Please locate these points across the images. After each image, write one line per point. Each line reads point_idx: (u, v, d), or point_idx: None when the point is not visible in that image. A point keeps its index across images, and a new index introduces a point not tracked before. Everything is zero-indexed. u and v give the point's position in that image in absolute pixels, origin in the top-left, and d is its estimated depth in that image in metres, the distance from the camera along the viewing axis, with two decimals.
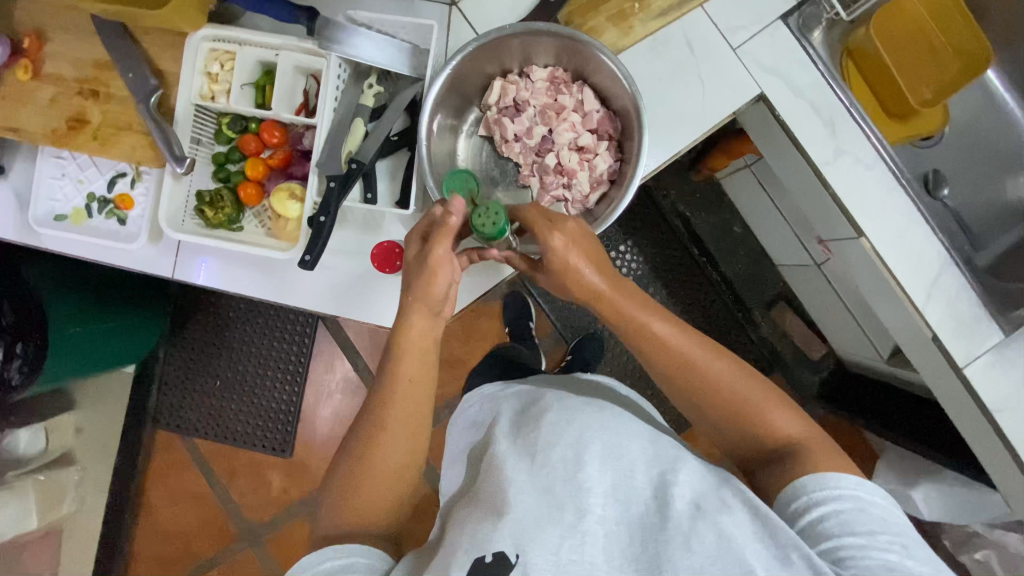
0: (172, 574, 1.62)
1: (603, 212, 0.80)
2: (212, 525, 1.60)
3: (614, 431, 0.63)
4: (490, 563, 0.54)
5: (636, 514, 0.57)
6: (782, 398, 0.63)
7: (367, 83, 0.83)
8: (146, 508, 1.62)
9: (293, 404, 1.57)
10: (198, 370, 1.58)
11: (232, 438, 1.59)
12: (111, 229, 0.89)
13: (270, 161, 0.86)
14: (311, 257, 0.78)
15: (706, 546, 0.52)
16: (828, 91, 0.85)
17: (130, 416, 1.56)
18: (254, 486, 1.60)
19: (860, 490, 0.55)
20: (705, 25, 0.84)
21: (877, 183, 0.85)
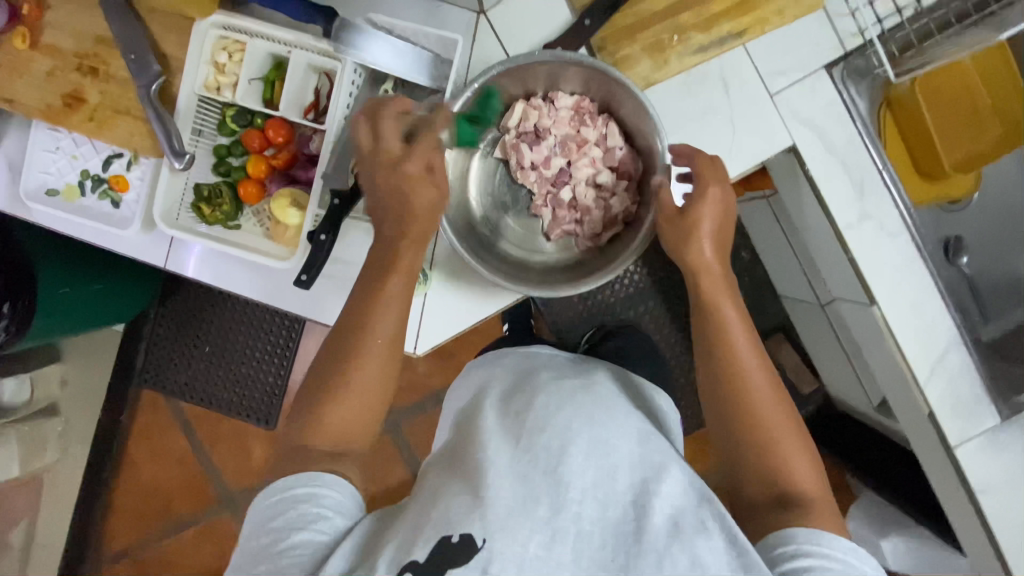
0: (144, 531, 1.54)
1: (615, 256, 0.77)
2: (190, 486, 1.53)
3: (602, 424, 0.62)
4: (456, 544, 0.52)
5: (613, 519, 0.55)
6: (811, 450, 0.63)
7: (382, 89, 0.79)
8: (125, 463, 1.54)
9: (281, 379, 1.47)
10: (185, 335, 1.48)
11: (215, 404, 1.50)
12: (102, 210, 0.86)
13: (273, 160, 0.82)
14: (309, 277, 0.75)
15: (678, 570, 0.51)
16: (861, 150, 0.81)
17: (119, 373, 1.49)
18: (236, 453, 1.53)
19: (851, 556, 0.55)
20: (744, 66, 0.80)
21: (898, 253, 0.82)
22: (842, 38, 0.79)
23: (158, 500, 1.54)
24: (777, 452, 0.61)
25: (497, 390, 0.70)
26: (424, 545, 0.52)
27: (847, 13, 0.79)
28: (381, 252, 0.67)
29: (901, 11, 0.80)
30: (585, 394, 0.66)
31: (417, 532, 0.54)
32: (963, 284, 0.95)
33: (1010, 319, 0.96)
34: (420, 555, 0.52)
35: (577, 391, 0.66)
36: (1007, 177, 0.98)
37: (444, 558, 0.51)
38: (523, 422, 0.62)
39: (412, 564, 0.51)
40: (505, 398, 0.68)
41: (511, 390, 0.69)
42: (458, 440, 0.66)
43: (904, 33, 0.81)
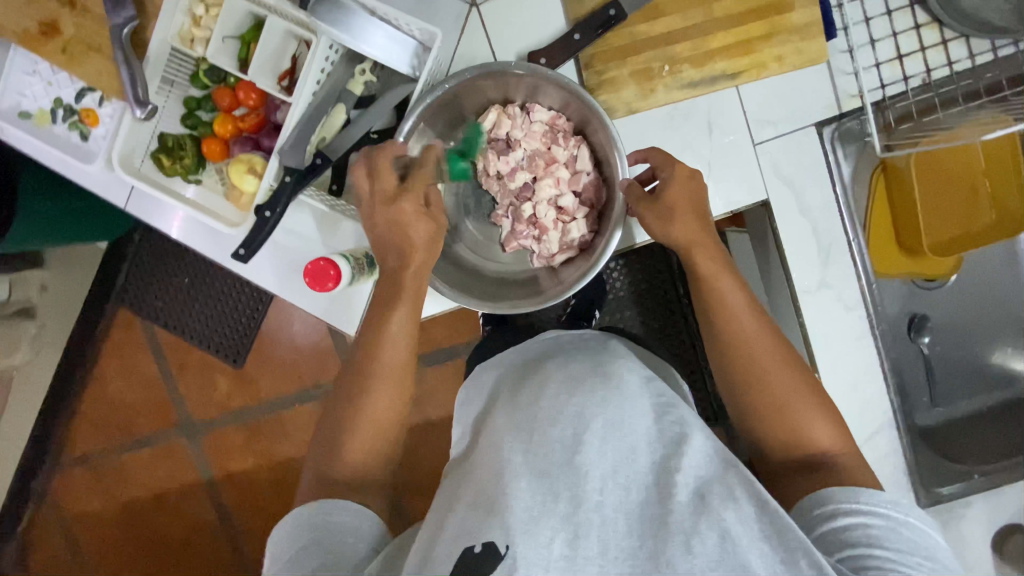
0: (109, 444, 1.42)
1: (565, 280, 0.75)
2: (153, 403, 1.38)
3: (618, 405, 0.58)
4: (477, 555, 0.49)
5: (637, 502, 0.52)
6: (825, 407, 0.62)
7: (359, 68, 0.76)
8: (97, 374, 1.40)
9: (257, 319, 1.33)
10: (166, 254, 1.33)
11: (187, 334, 1.35)
12: (69, 141, 0.84)
13: (241, 122, 0.81)
14: (246, 251, 0.78)
15: (707, 550, 0.47)
16: (835, 217, 0.79)
17: (97, 288, 1.36)
18: (201, 385, 1.37)
19: (893, 508, 0.54)
20: (732, 108, 0.77)
21: (851, 327, 0.80)
22: (840, 98, 0.77)
23: (120, 414, 1.40)
24: (794, 417, 0.62)
25: (510, 372, 0.70)
26: (445, 558, 0.49)
27: (851, 72, 0.76)
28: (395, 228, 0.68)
29: (908, 79, 0.76)
30: (597, 377, 0.62)
31: (431, 547, 0.51)
32: (918, 362, 0.94)
33: (960, 406, 0.95)
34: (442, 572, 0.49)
35: (586, 373, 0.62)
36: (993, 264, 0.94)
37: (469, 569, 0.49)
38: (534, 413, 0.59)
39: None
40: (513, 378, 0.68)
41: (520, 380, 0.66)
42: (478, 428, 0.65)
43: (905, 103, 0.77)
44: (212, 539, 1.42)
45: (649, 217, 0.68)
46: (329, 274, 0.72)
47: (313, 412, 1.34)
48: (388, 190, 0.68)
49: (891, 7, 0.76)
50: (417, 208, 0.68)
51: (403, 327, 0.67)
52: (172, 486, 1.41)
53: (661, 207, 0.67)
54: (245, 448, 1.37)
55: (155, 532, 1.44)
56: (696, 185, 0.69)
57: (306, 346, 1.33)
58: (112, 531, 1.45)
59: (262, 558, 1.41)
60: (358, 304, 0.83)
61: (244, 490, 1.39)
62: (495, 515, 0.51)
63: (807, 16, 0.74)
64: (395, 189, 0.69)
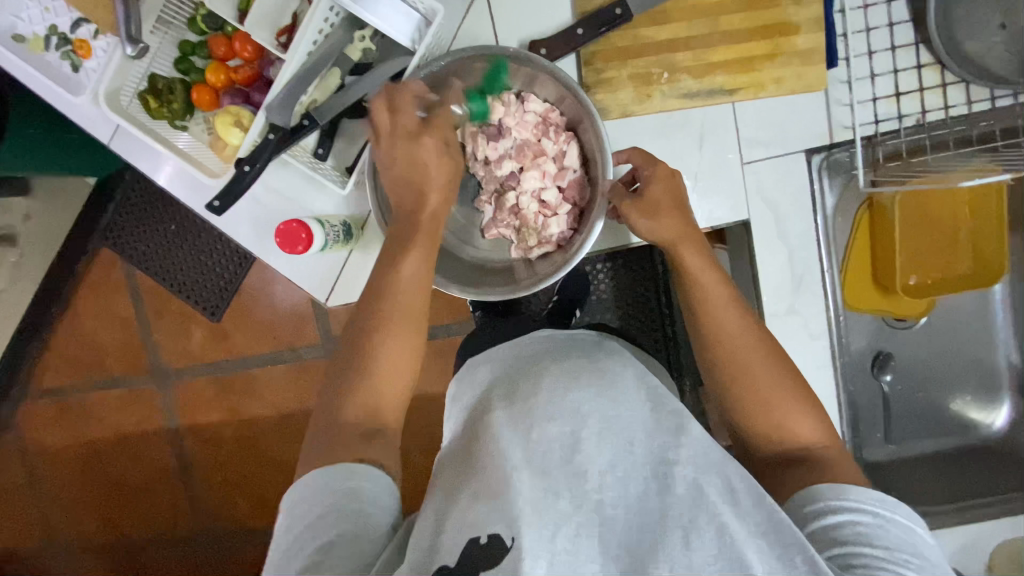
0: (77, 381, 1.41)
1: (540, 273, 0.75)
2: (127, 345, 1.38)
3: (616, 400, 0.59)
4: (482, 546, 0.48)
5: (636, 496, 0.52)
6: (812, 403, 0.60)
7: (359, 34, 0.75)
8: (73, 310, 1.39)
9: (237, 273, 1.31)
10: (154, 198, 1.31)
11: (166, 280, 1.33)
12: (59, 71, 0.82)
13: (233, 74, 0.81)
14: (220, 204, 0.77)
15: (705, 544, 0.47)
16: (813, 245, 0.79)
17: (80, 225, 1.33)
18: (176, 333, 1.36)
19: (882, 506, 0.52)
20: (726, 124, 0.77)
21: (815, 355, 0.81)
22: (832, 127, 0.77)
23: (92, 351, 1.39)
24: (777, 412, 0.60)
25: (507, 367, 0.70)
26: (450, 551, 0.49)
27: (847, 103, 0.76)
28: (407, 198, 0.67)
29: (902, 118, 0.76)
30: (593, 375, 0.62)
31: (439, 538, 0.50)
32: (876, 401, 0.95)
33: (916, 447, 0.96)
34: (448, 562, 0.48)
35: (584, 371, 0.63)
36: (963, 311, 0.94)
37: (473, 564, 0.48)
38: (533, 408, 0.59)
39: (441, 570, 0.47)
40: (508, 376, 0.68)
41: (514, 378, 0.66)
42: (478, 419, 0.64)
43: (895, 141, 0.77)
44: (171, 486, 1.42)
45: (634, 214, 0.66)
46: (300, 237, 0.72)
47: (283, 374, 1.34)
48: (409, 127, 0.66)
49: (896, 43, 0.76)
50: (433, 141, 0.66)
51: (415, 290, 0.64)
52: (137, 430, 1.41)
53: (644, 201, 0.66)
54: (212, 402, 1.37)
55: (115, 474, 1.44)
56: (678, 183, 0.68)
57: (283, 307, 1.32)
58: (71, 468, 1.45)
59: (217, 513, 1.41)
60: (334, 269, 0.83)
61: (208, 443, 1.39)
62: (497, 506, 0.50)
63: (812, 41, 0.74)
64: (416, 126, 0.66)
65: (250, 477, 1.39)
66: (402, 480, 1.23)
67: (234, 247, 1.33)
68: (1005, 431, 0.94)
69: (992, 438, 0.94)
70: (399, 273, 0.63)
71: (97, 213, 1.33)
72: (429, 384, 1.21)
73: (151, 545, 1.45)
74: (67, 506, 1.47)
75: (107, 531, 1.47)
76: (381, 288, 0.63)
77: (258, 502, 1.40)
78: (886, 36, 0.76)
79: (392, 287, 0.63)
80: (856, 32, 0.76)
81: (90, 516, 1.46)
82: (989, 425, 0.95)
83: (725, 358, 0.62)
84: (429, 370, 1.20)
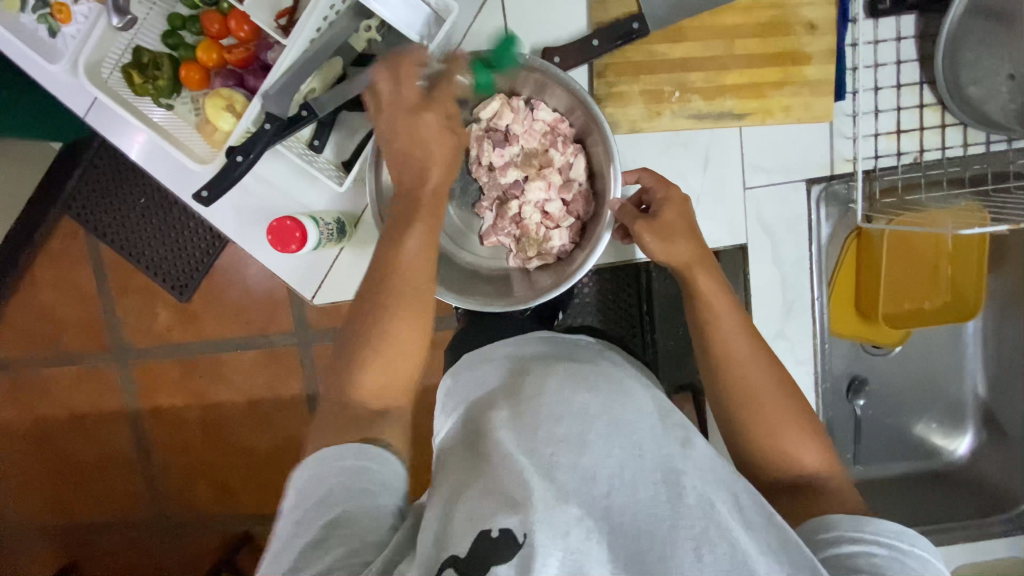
0: (30, 356, 1.33)
1: (539, 286, 0.74)
2: (88, 322, 1.30)
3: (622, 403, 0.58)
4: (494, 539, 0.47)
5: (645, 501, 0.50)
6: (799, 441, 0.60)
7: (365, 24, 0.72)
8: (29, 281, 1.30)
9: (209, 256, 1.25)
10: (126, 171, 1.24)
11: (134, 257, 1.26)
12: (33, 34, 0.76)
13: (227, 54, 0.76)
14: (209, 194, 0.73)
15: (716, 557, 0.46)
16: (807, 272, 0.80)
17: (42, 191, 1.25)
18: (142, 313, 1.29)
19: (901, 539, 0.50)
20: (731, 147, 0.77)
21: (801, 378, 0.83)
22: (834, 159, 0.78)
23: (49, 326, 1.31)
24: (778, 440, 0.60)
25: (502, 367, 0.69)
26: (462, 538, 0.48)
27: (850, 136, 0.78)
28: (410, 173, 0.63)
29: (900, 155, 0.78)
30: (600, 377, 0.62)
31: (449, 527, 0.50)
32: (848, 422, 0.98)
33: (883, 469, 1.00)
34: (460, 550, 0.48)
35: (588, 372, 0.62)
36: (936, 341, 0.97)
37: (484, 553, 0.47)
38: (538, 409, 0.57)
39: (452, 560, 0.47)
40: (505, 379, 0.66)
41: (515, 379, 0.64)
42: (475, 421, 0.62)
43: (893, 177, 0.79)
44: (128, 470, 1.36)
45: (648, 235, 0.65)
46: (294, 236, 0.69)
47: (254, 361, 1.29)
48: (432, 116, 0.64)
49: (901, 81, 0.77)
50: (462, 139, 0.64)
51: None
52: (94, 410, 1.34)
53: (657, 223, 0.65)
54: (178, 385, 1.32)
55: (71, 454, 1.37)
56: (690, 210, 0.68)
57: (257, 293, 1.27)
58: (21, 445, 1.37)
59: (177, 500, 1.36)
60: (322, 266, 0.80)
61: (169, 428, 1.34)
62: (509, 503, 0.49)
63: (823, 72, 0.74)
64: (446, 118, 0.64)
65: (214, 465, 1.34)
66: None
67: (209, 229, 1.27)
68: (966, 458, 0.98)
69: (957, 461, 0.99)
70: (398, 259, 0.60)
71: (61, 181, 1.25)
72: None
73: (103, 529, 1.39)
74: (15, 485, 1.39)
75: (57, 513, 1.40)
76: (382, 286, 0.60)
77: (219, 490, 1.35)
78: (893, 73, 0.77)
79: (385, 276, 0.60)
80: (865, 66, 0.77)
81: (39, 497, 1.39)
82: (951, 452, 0.99)
83: (722, 383, 0.62)
84: None
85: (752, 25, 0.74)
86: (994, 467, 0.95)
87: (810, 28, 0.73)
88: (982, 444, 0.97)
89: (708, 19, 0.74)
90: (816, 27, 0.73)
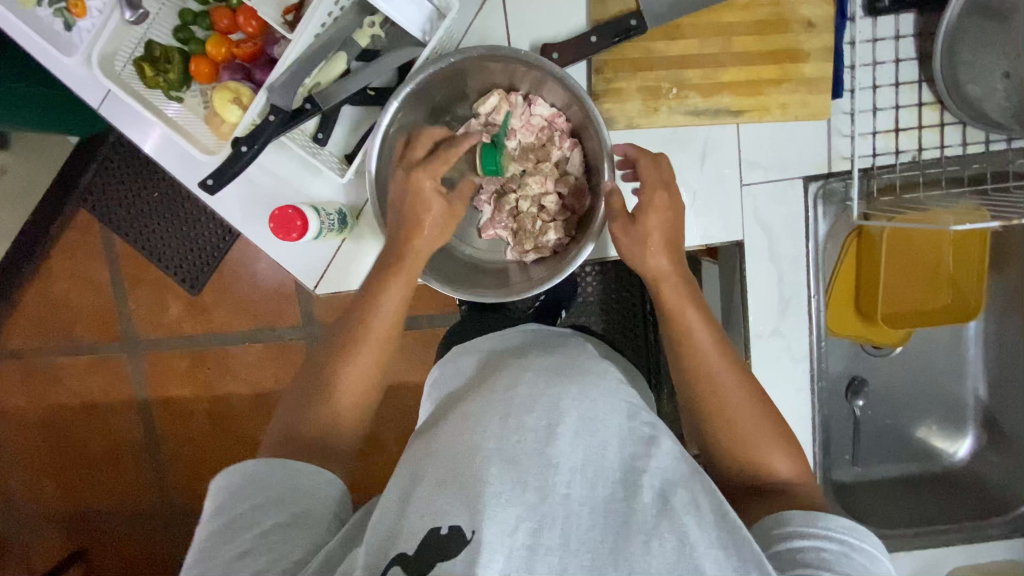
0: (45, 344, 1.37)
1: (535, 278, 0.75)
2: (100, 313, 1.34)
3: (594, 398, 0.59)
4: (442, 536, 0.49)
5: (602, 498, 0.52)
6: (783, 433, 0.61)
7: (369, 20, 0.74)
8: (44, 272, 1.34)
9: (218, 249, 1.27)
10: (139, 164, 1.27)
11: (144, 250, 1.29)
12: (50, 27, 0.78)
13: (235, 48, 0.78)
14: (214, 183, 0.75)
15: (665, 551, 0.48)
16: (802, 270, 0.80)
17: (57, 183, 1.28)
18: (153, 304, 1.32)
19: (849, 534, 0.51)
20: (729, 144, 0.78)
21: (796, 376, 0.83)
22: (831, 157, 0.78)
23: (60, 315, 1.35)
24: (756, 434, 0.60)
25: (486, 359, 0.69)
26: (411, 537, 0.49)
27: (848, 134, 0.78)
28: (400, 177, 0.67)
29: (899, 154, 0.78)
30: (572, 371, 0.62)
31: (401, 521, 0.51)
32: (847, 423, 0.97)
33: (884, 470, 0.99)
34: (407, 549, 0.49)
35: (564, 367, 0.62)
36: (937, 344, 0.97)
37: (435, 549, 0.48)
38: (510, 398, 0.58)
39: (399, 557, 0.48)
40: (487, 367, 0.68)
41: (491, 369, 0.66)
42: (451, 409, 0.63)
43: (891, 175, 0.79)
44: (135, 459, 1.39)
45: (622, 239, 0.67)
46: (295, 224, 0.71)
47: (259, 353, 1.32)
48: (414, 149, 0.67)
49: (900, 79, 0.77)
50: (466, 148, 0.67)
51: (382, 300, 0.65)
52: (104, 398, 1.37)
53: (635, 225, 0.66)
54: (184, 376, 1.34)
55: (80, 441, 1.40)
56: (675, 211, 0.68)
57: (263, 286, 1.30)
58: (32, 433, 1.41)
59: (182, 489, 1.39)
60: (324, 257, 0.82)
61: (177, 419, 1.36)
62: (462, 500, 0.50)
63: (820, 70, 0.75)
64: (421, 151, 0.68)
65: (218, 455, 1.36)
66: (376, 469, 1.22)
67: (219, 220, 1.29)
68: (966, 462, 0.98)
69: (955, 465, 0.98)
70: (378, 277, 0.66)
71: (76, 173, 1.28)
72: (410, 374, 1.20)
73: (109, 516, 1.42)
74: (26, 471, 1.43)
75: (65, 500, 1.43)
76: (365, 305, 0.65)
77: None
78: (892, 71, 0.77)
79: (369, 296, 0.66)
80: (863, 65, 0.77)
81: (48, 483, 1.43)
82: (951, 455, 0.98)
83: (706, 377, 0.63)
84: (411, 360, 1.20)
85: (749, 23, 0.74)
86: (995, 470, 0.95)
87: (808, 26, 0.74)
88: (983, 447, 0.97)
89: (705, 17, 0.74)
90: (814, 25, 0.74)
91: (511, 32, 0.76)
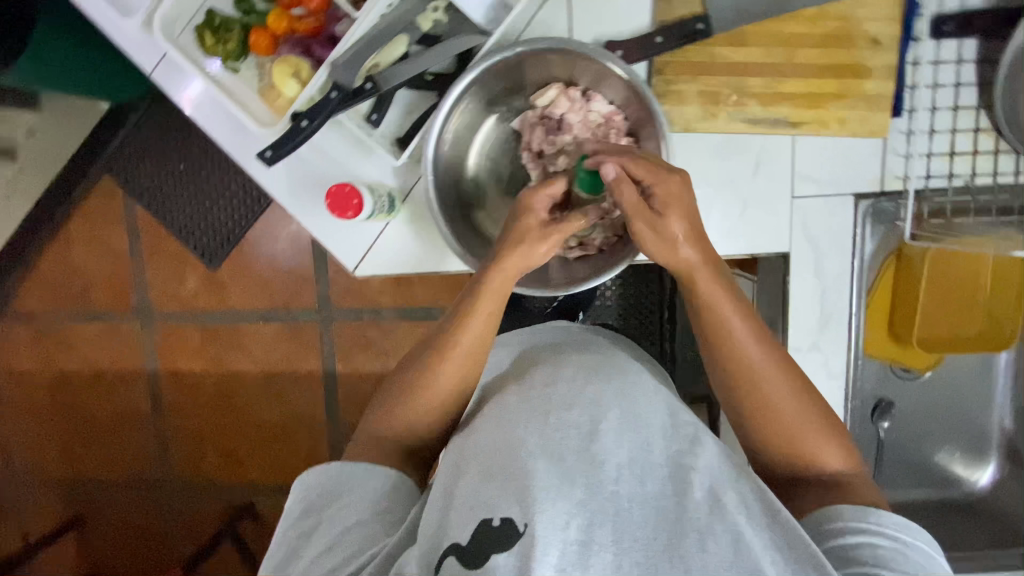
0: (60, 309, 1.36)
1: (582, 277, 0.74)
2: (118, 282, 1.33)
3: (634, 398, 0.58)
4: (495, 529, 0.48)
5: (652, 494, 0.51)
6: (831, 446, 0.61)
7: (432, 4, 0.74)
8: (64, 238, 1.33)
9: (244, 223, 1.26)
10: (172, 133, 1.26)
11: (169, 221, 1.28)
12: None
13: (296, 23, 0.77)
14: (272, 154, 0.75)
15: (721, 549, 0.47)
16: (845, 286, 0.80)
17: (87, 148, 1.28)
18: (169, 276, 1.32)
19: (904, 532, 0.52)
20: (784, 155, 0.78)
21: (830, 392, 0.82)
22: (884, 176, 0.78)
23: (78, 282, 1.34)
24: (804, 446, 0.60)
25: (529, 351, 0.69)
26: (462, 529, 0.49)
27: (903, 154, 0.78)
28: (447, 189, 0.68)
29: (952, 178, 0.78)
30: (612, 370, 0.62)
31: (448, 517, 0.51)
32: (872, 445, 0.96)
33: (907, 493, 0.99)
34: (460, 539, 0.49)
35: (606, 366, 0.62)
36: (967, 371, 0.97)
37: (484, 546, 0.48)
38: (548, 397, 0.58)
39: (453, 548, 0.49)
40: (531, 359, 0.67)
41: (534, 361, 0.66)
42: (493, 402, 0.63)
43: (942, 199, 0.79)
44: (140, 431, 1.39)
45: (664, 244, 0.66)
46: (351, 203, 0.71)
47: (276, 332, 1.31)
48: None
49: (959, 103, 0.77)
50: None
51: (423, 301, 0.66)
52: (114, 368, 1.37)
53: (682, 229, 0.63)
54: (198, 352, 1.34)
55: (87, 409, 1.40)
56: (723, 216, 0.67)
57: (285, 266, 1.29)
58: (40, 398, 1.40)
59: (185, 464, 1.38)
60: (367, 240, 0.81)
61: (187, 393, 1.36)
62: (513, 493, 0.50)
63: (883, 87, 0.74)
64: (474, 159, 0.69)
65: (223, 431, 1.36)
66: None
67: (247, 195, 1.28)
68: (987, 489, 0.98)
69: (976, 492, 0.98)
70: None
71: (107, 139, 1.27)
72: None
73: (110, 487, 1.42)
74: (30, 436, 1.42)
75: (67, 468, 1.42)
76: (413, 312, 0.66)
77: (227, 457, 1.37)
78: (951, 94, 0.77)
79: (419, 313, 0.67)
80: (924, 86, 0.77)
81: (51, 449, 1.42)
82: (973, 482, 0.98)
83: None
84: None
85: (813, 36, 0.74)
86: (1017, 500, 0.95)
87: (874, 43, 0.74)
88: (1005, 476, 0.97)
89: (770, 26, 0.74)
90: (880, 42, 0.74)
91: (574, 26, 0.76)
